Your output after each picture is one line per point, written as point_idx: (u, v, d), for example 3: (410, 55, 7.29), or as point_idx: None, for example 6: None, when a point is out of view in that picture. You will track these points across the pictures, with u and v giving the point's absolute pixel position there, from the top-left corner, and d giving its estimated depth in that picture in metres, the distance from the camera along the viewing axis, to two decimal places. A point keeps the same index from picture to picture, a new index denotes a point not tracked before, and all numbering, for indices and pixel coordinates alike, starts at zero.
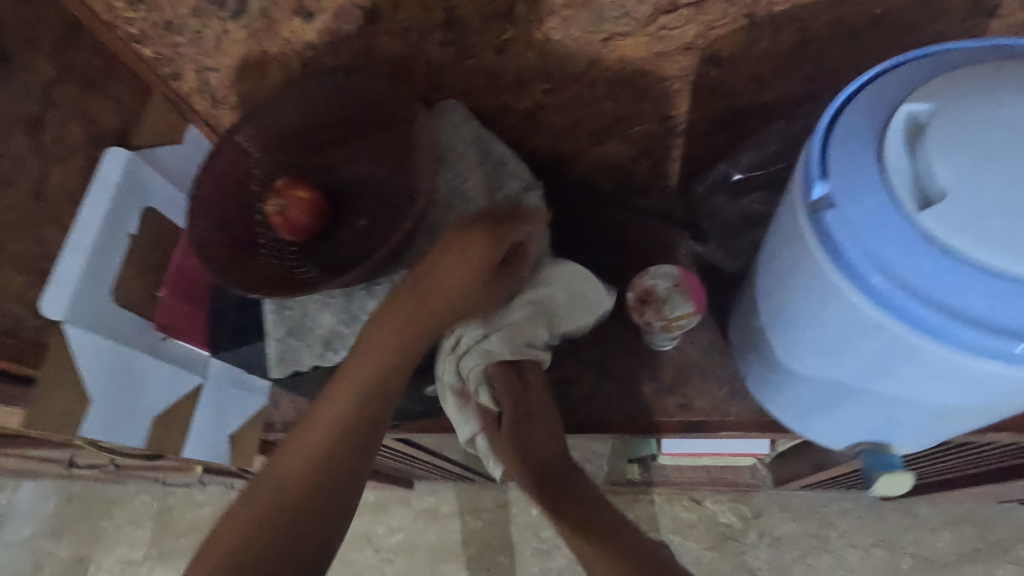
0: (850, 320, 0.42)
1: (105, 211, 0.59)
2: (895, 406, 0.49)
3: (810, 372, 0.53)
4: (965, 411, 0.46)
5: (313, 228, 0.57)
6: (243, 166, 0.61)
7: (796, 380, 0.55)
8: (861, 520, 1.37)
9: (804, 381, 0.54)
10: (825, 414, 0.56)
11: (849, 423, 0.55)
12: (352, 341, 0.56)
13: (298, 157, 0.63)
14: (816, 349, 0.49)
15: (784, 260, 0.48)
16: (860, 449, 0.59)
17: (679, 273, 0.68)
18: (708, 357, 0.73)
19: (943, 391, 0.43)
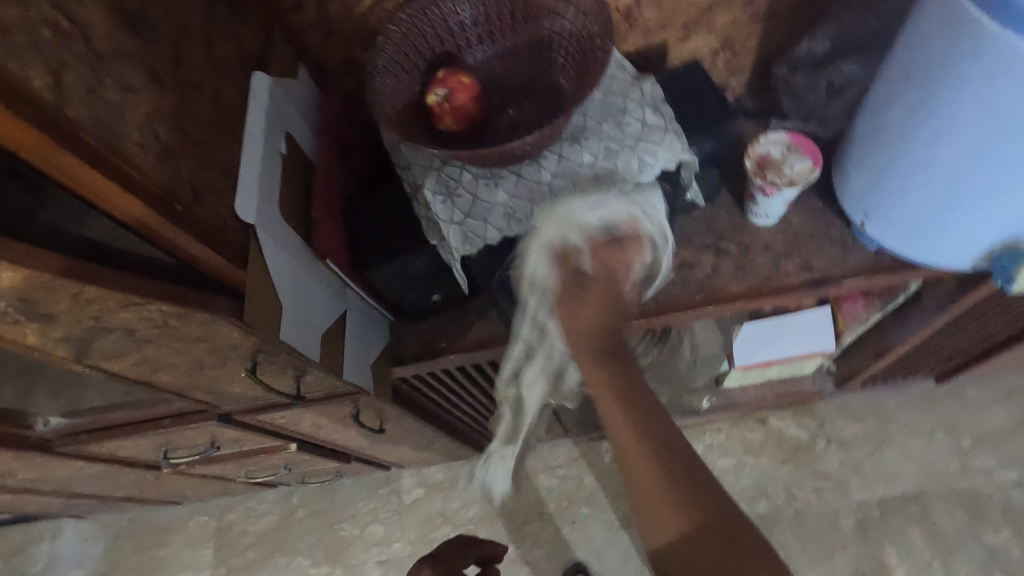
0: (1005, 92, 0.52)
1: (262, 125, 0.60)
2: None
3: (954, 172, 0.61)
4: None
5: (475, 115, 0.61)
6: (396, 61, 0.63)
7: (934, 184, 0.63)
8: (917, 410, 1.46)
9: (947, 178, 0.62)
10: (961, 216, 0.64)
11: (985, 218, 0.63)
12: (532, 210, 0.59)
13: (440, 56, 0.65)
14: (962, 136, 0.57)
15: (924, 60, 0.57)
16: (990, 254, 0.68)
17: (788, 137, 0.73)
18: (815, 222, 0.79)
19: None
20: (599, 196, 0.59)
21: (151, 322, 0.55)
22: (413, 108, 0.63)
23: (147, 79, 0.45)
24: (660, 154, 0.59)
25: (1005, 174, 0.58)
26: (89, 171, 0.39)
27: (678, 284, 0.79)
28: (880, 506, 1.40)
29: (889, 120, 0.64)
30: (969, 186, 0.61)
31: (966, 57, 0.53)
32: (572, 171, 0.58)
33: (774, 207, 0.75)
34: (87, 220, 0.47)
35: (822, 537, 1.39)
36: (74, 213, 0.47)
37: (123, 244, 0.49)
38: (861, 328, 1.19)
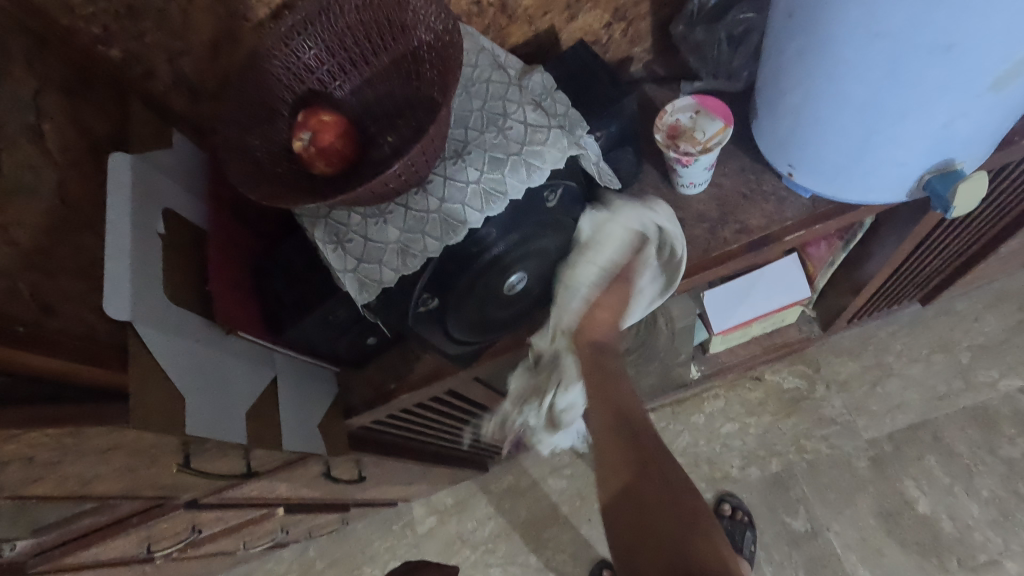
0: (887, 18, 0.49)
1: (128, 209, 0.56)
2: (942, 100, 0.54)
3: (860, 108, 0.57)
4: (1001, 80, 0.52)
5: (347, 152, 0.56)
6: (259, 112, 0.60)
7: (845, 124, 0.59)
8: (910, 336, 1.42)
9: (855, 116, 0.58)
10: (881, 150, 0.61)
11: (905, 148, 0.60)
12: (425, 241, 0.54)
13: (305, 95, 0.61)
14: (858, 70, 0.54)
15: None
16: (925, 182, 0.64)
17: (695, 100, 0.69)
18: (747, 180, 0.75)
19: (983, 62, 0.50)
20: (493, 212, 0.54)
21: (46, 444, 0.51)
22: (285, 156, 0.58)
23: None
24: (549, 155, 0.55)
25: (914, 101, 0.54)
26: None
27: None
28: (891, 440, 1.36)
29: (787, 63, 0.60)
30: (883, 119, 0.57)
31: None
32: (459, 191, 0.54)
33: (696, 175, 0.71)
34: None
35: (839, 484, 1.36)
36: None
37: None
38: (831, 268, 1.15)
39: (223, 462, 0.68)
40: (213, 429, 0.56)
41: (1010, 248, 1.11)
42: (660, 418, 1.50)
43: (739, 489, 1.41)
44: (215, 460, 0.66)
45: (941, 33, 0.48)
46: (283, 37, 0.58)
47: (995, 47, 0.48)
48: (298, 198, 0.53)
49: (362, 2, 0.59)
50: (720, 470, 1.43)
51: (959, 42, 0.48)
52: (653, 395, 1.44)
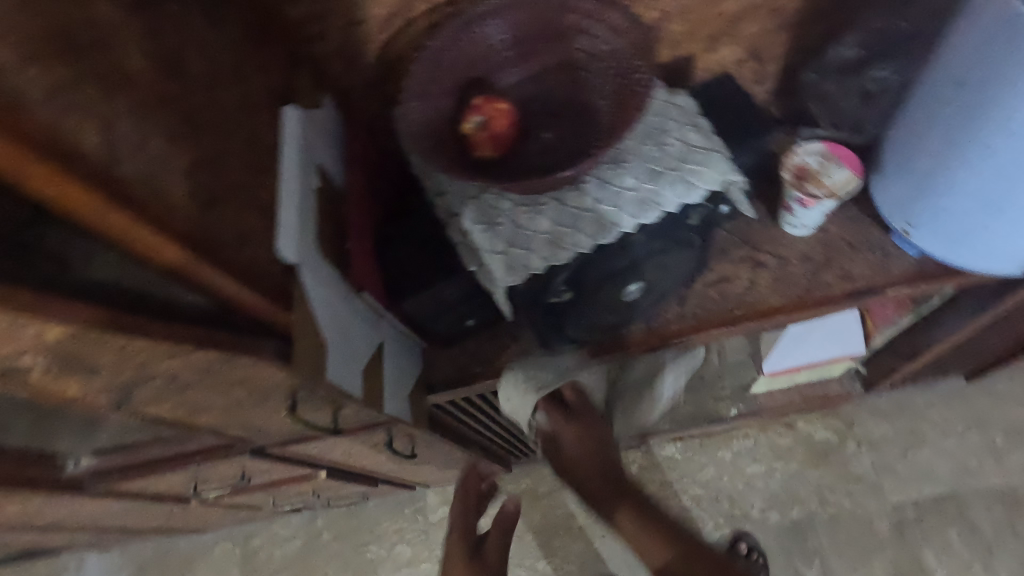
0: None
1: (296, 161, 0.59)
2: None
3: (1005, 184, 0.59)
4: None
5: (512, 141, 0.60)
6: (437, 81, 0.60)
7: (984, 194, 0.61)
8: (947, 408, 1.44)
9: (997, 189, 0.60)
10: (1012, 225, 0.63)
11: None
12: (577, 236, 0.57)
13: (476, 76, 0.63)
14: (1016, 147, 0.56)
15: (977, 67, 0.55)
16: None
17: (826, 146, 0.71)
18: (854, 230, 0.78)
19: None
20: (645, 220, 0.56)
21: (195, 368, 0.54)
22: (453, 130, 0.60)
23: (188, 125, 0.44)
24: (707, 175, 0.56)
25: None
26: (146, 230, 0.38)
27: (715, 299, 0.78)
28: (916, 507, 1.38)
29: (935, 127, 0.62)
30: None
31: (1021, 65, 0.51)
32: (615, 195, 0.57)
33: (812, 218, 0.73)
34: (116, 257, 0.47)
35: (857, 542, 1.37)
36: (95, 248, 0.47)
37: (186, 298, 0.49)
38: (893, 329, 1.16)
39: (318, 414, 0.71)
40: (338, 377, 0.59)
41: None
42: (687, 447, 1.52)
43: (757, 529, 1.42)
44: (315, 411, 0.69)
45: None
46: (471, 20, 0.60)
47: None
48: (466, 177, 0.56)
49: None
50: (740, 508, 1.45)
51: None
52: (686, 425, 1.46)
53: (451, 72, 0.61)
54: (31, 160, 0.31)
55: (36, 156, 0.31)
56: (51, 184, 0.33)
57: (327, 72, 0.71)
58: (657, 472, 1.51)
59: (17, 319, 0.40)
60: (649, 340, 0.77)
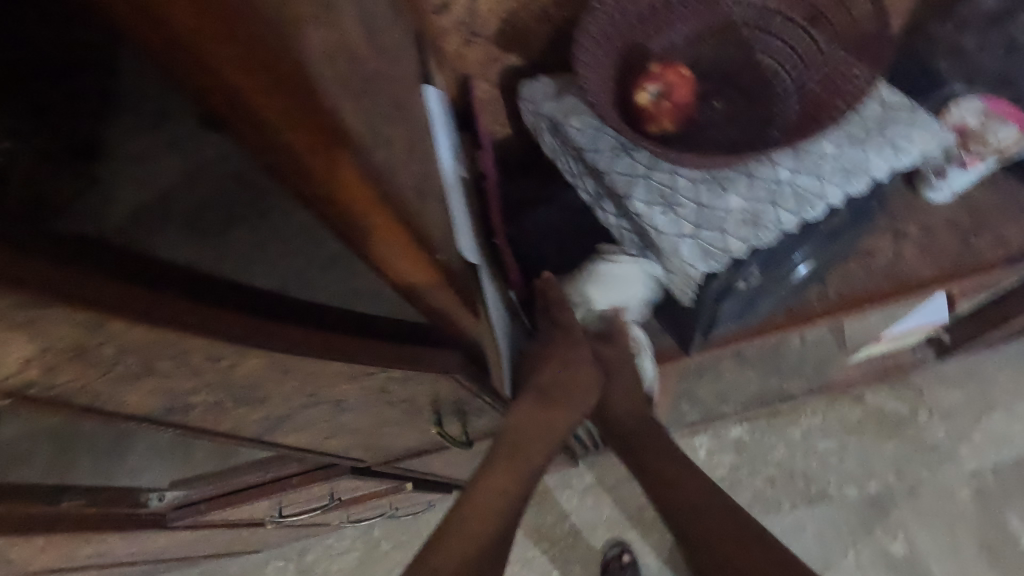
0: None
1: (446, 145, 0.53)
2: None
3: None
4: None
5: (690, 111, 0.53)
6: (606, 41, 0.53)
7: None
8: (1017, 371, 1.42)
9: None
10: None
11: None
12: (778, 212, 0.50)
13: (641, 36, 0.55)
14: None
15: None
16: None
17: (984, 104, 0.67)
18: (999, 192, 0.74)
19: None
20: (853, 189, 0.51)
21: (367, 390, 0.47)
22: (626, 99, 0.54)
23: (393, 108, 0.37)
24: (917, 137, 0.51)
25: None
26: (400, 239, 0.33)
27: (861, 274, 0.72)
28: (994, 472, 1.36)
29: None
30: None
31: None
32: (814, 165, 0.51)
33: (963, 181, 0.69)
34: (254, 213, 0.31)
35: (940, 513, 1.35)
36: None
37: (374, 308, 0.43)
38: (984, 296, 1.14)
39: (454, 426, 0.65)
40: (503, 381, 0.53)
41: None
42: (754, 428, 1.49)
43: (834, 507, 1.39)
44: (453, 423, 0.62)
45: None
46: None
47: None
48: (660, 154, 0.50)
49: None
50: (815, 486, 1.42)
51: None
52: (755, 405, 1.42)
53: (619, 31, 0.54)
54: (337, 156, 0.26)
55: (343, 147, 0.26)
56: (341, 184, 0.27)
57: (444, 51, 0.64)
58: (727, 455, 1.47)
59: (197, 340, 0.32)
60: (789, 321, 0.71)
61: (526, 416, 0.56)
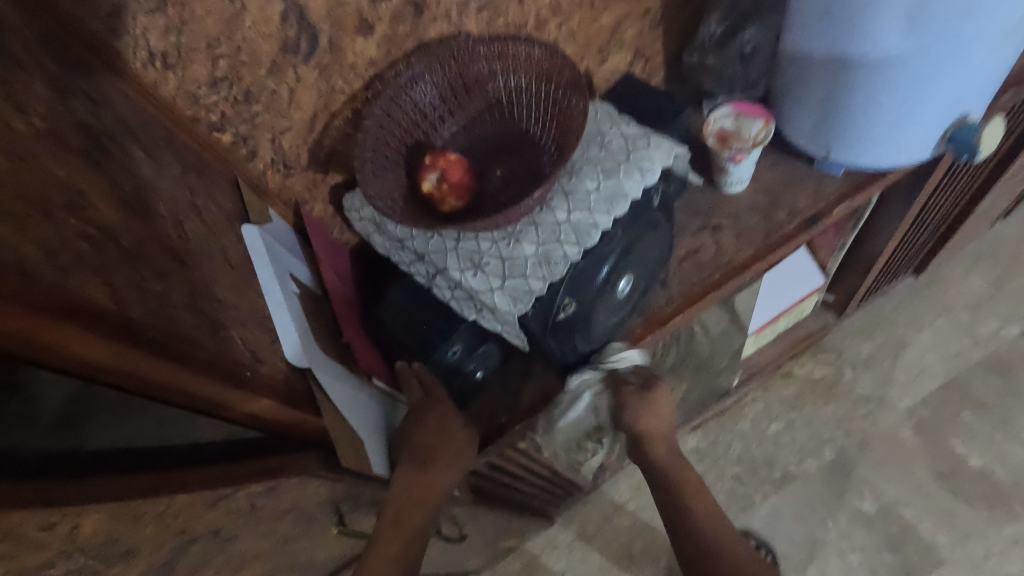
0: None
1: (272, 273, 0.59)
2: (959, 58, 0.64)
3: (894, 80, 0.67)
4: (1003, 32, 0.63)
5: (471, 185, 0.63)
6: (383, 152, 0.63)
7: (879, 94, 0.69)
8: (911, 306, 1.54)
9: (886, 85, 0.68)
10: (913, 111, 0.71)
11: (935, 102, 0.70)
12: (564, 248, 0.59)
13: (417, 139, 0.66)
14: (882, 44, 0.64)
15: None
16: (947, 138, 0.75)
17: (732, 108, 0.80)
18: (782, 169, 0.85)
19: (994, 16, 0.60)
20: (618, 211, 0.59)
21: (237, 510, 0.50)
22: (415, 191, 0.63)
23: (170, 261, 0.44)
24: (655, 156, 0.61)
25: (940, 61, 0.65)
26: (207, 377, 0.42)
27: (693, 269, 0.80)
28: (926, 405, 1.44)
29: (817, 52, 0.70)
30: (909, 81, 0.67)
31: None
32: (582, 200, 0.60)
33: (746, 171, 0.79)
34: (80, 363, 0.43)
35: (893, 458, 1.40)
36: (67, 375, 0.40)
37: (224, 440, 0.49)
38: (842, 251, 1.26)
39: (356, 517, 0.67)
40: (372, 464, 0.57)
41: (989, 206, 1.25)
42: (708, 432, 1.52)
43: (802, 484, 1.43)
44: (352, 510, 0.65)
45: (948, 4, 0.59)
46: (402, 87, 0.64)
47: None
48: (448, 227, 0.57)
49: (465, 53, 0.66)
50: (779, 469, 1.45)
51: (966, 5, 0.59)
52: (698, 410, 1.46)
53: (394, 142, 0.65)
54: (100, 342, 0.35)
55: (103, 335, 0.35)
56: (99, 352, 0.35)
57: (266, 188, 0.71)
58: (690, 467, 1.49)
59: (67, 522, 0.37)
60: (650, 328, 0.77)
61: (402, 481, 0.62)
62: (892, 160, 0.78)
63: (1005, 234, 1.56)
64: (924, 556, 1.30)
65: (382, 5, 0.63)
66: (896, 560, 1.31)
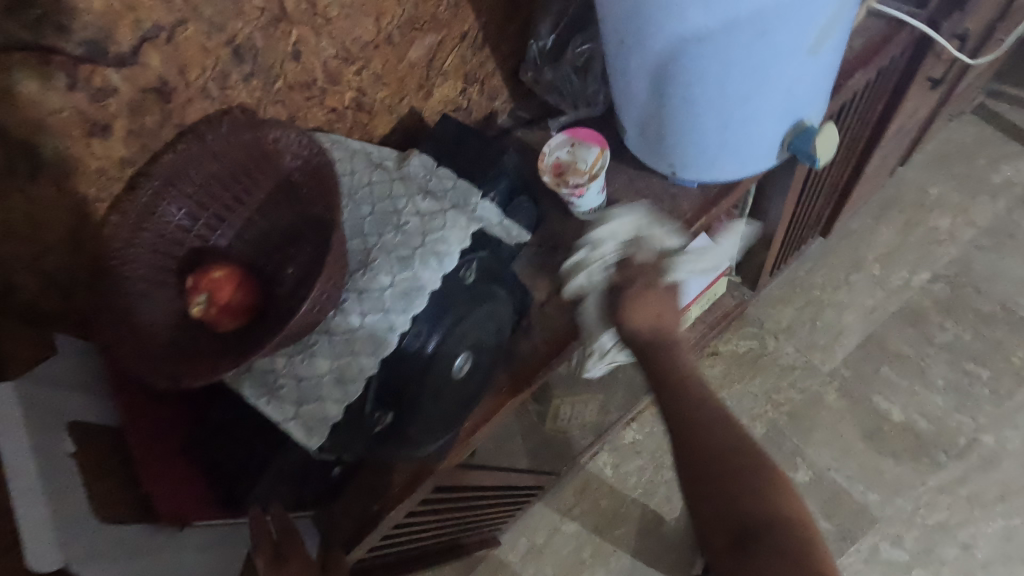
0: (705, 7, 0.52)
1: (25, 452, 0.49)
2: (773, 68, 0.59)
3: (714, 98, 0.61)
4: (814, 35, 0.57)
5: (250, 300, 0.54)
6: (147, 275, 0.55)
7: (704, 114, 0.63)
8: (825, 264, 1.51)
9: (706, 104, 0.62)
10: (744, 125, 0.65)
11: (766, 112, 0.63)
12: (359, 361, 0.52)
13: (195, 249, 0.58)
14: (689, 67, 0.58)
15: (621, 22, 0.58)
16: (788, 145, 0.68)
17: (569, 134, 0.72)
18: (640, 188, 0.78)
19: (803, 15, 0.54)
20: (417, 309, 0.53)
21: None
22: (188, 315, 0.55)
23: None
24: (452, 237, 0.55)
25: (753, 76, 0.59)
26: None
27: (556, 313, 0.74)
28: (848, 365, 1.43)
29: (633, 77, 0.64)
30: (729, 98, 0.61)
31: (637, 12, 0.55)
32: (376, 300, 0.53)
33: (593, 200, 0.73)
34: None
35: (819, 422, 1.41)
36: None
37: None
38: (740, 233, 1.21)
39: None
40: None
41: (878, 164, 1.21)
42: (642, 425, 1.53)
43: None
44: None
45: (739, 21, 0.53)
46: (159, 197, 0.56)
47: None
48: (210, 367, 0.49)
49: (231, 139, 0.57)
50: None
51: (762, 19, 0.53)
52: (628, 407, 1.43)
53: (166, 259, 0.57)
54: None
55: None
56: None
57: (42, 319, 0.61)
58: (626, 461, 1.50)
59: None
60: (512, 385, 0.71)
61: None
62: (740, 172, 0.72)
63: (909, 177, 1.53)
64: (859, 518, 1.32)
65: (109, 99, 0.53)
66: (834, 527, 1.32)
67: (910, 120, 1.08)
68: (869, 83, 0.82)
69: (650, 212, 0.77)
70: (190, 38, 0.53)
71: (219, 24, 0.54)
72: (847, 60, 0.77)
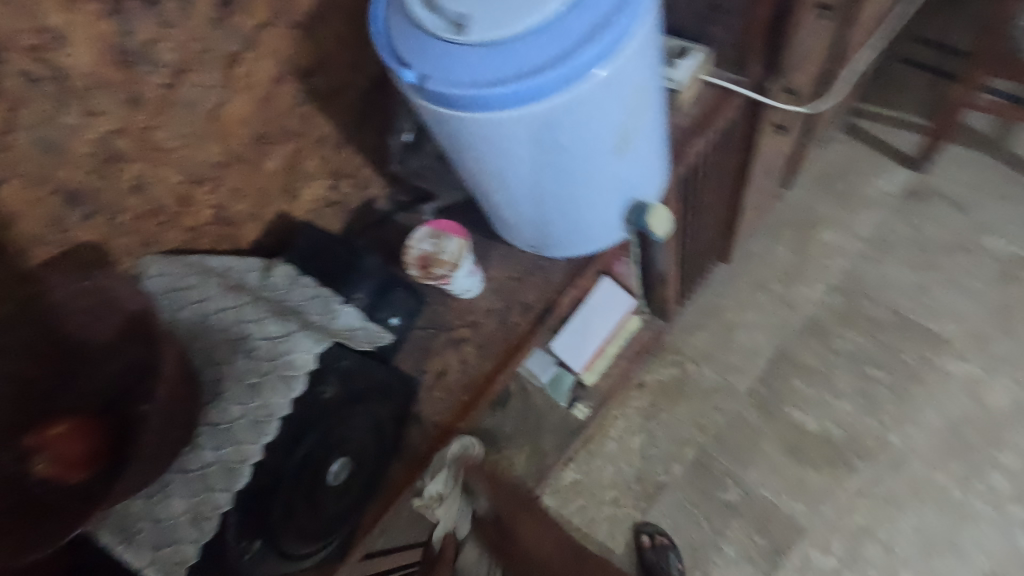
0: (507, 129, 0.54)
1: None
2: (596, 166, 0.62)
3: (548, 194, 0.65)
4: (627, 134, 0.61)
5: (94, 447, 0.52)
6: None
7: (544, 204, 0.67)
8: (733, 287, 1.59)
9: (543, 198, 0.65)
10: (583, 209, 0.69)
11: (600, 197, 0.68)
12: (213, 498, 0.54)
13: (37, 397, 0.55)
14: (518, 172, 0.61)
15: (446, 138, 0.59)
16: (629, 219, 0.73)
17: (429, 227, 0.75)
18: (513, 263, 0.82)
19: (606, 125, 0.58)
20: (267, 437, 0.56)
21: None
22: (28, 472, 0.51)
23: None
24: (299, 360, 0.58)
25: (577, 174, 0.62)
26: None
27: (445, 396, 0.73)
28: (763, 382, 1.50)
29: (473, 177, 0.66)
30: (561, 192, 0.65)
31: (456, 132, 0.56)
32: (227, 436, 0.56)
33: (466, 283, 0.76)
34: None
35: (743, 441, 1.46)
36: None
37: None
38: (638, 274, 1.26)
39: None
40: None
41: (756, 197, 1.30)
42: (581, 461, 1.52)
43: (672, 491, 1.46)
44: None
45: (549, 136, 0.56)
46: None
47: (605, 105, 0.55)
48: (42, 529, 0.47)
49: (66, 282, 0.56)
50: (651, 482, 1.47)
51: (571, 132, 0.56)
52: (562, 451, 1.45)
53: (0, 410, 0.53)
54: None
55: None
56: None
57: None
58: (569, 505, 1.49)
59: None
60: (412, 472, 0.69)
61: None
62: (594, 243, 0.76)
63: (796, 197, 1.63)
64: (789, 530, 1.38)
65: None
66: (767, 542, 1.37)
67: (772, 158, 1.17)
68: (713, 143, 0.89)
69: (525, 285, 0.80)
70: (14, 191, 0.54)
71: (44, 174, 0.55)
72: (685, 126, 0.83)
